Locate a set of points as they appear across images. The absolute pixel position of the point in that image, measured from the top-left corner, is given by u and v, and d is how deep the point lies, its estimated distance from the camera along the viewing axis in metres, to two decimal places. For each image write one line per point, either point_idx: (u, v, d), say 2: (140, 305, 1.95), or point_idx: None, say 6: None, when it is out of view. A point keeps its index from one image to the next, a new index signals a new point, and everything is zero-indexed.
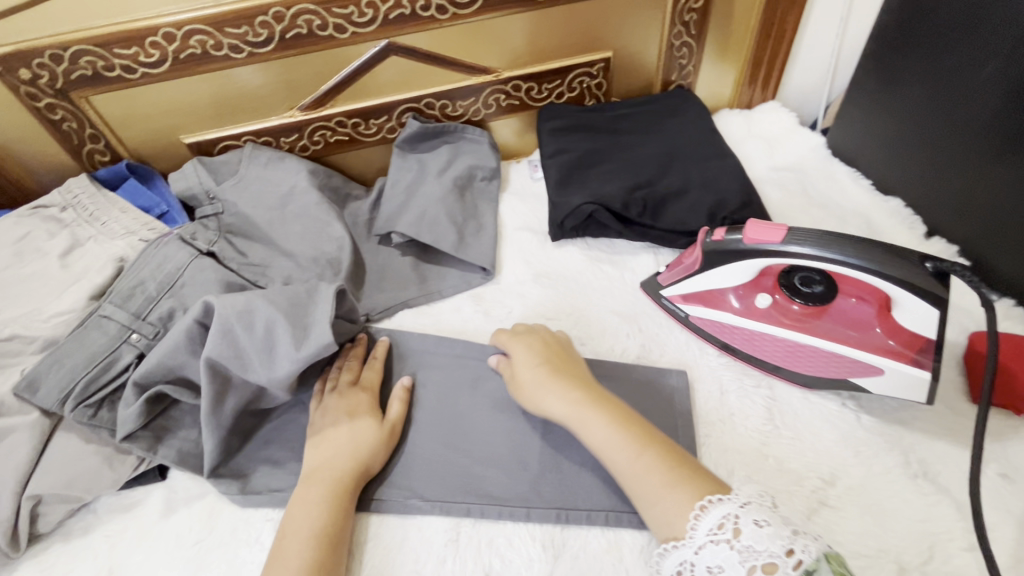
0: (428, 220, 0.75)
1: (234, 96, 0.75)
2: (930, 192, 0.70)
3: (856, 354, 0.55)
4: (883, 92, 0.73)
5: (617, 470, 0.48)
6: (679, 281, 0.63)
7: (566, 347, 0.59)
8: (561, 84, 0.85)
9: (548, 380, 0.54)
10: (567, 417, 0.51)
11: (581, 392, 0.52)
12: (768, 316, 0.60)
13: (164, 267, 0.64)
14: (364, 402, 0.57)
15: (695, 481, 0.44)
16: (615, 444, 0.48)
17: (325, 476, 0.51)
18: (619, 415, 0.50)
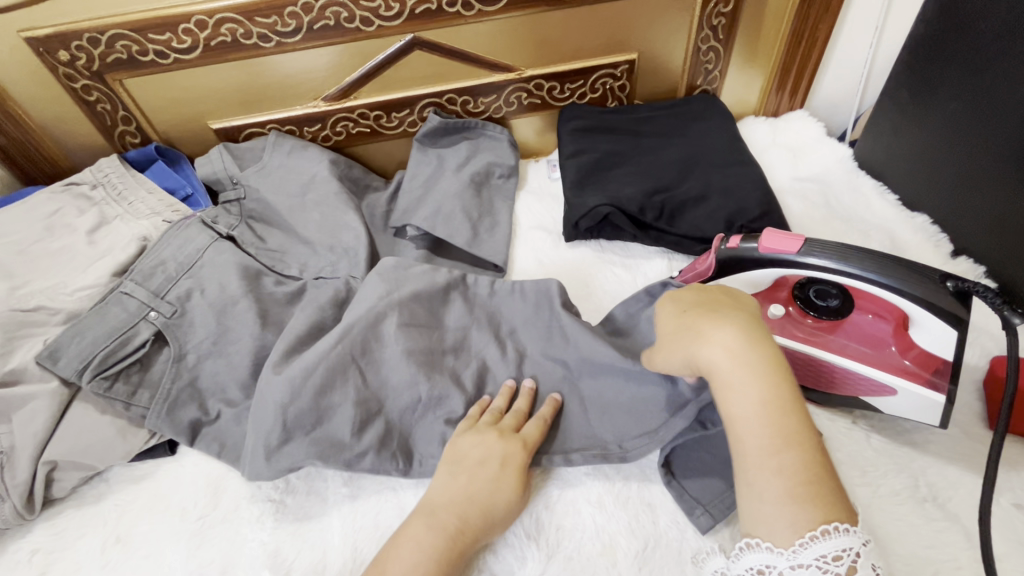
0: (443, 214, 0.76)
1: (262, 85, 0.77)
2: (960, 211, 0.68)
3: (870, 372, 0.53)
4: (916, 105, 0.71)
5: (746, 446, 0.42)
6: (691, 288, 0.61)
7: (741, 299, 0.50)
8: (584, 84, 0.85)
9: (717, 323, 0.46)
10: (722, 370, 0.44)
11: (751, 347, 0.44)
12: (782, 327, 0.58)
13: (185, 249, 0.66)
14: (515, 460, 0.51)
15: (826, 498, 0.39)
16: (761, 430, 0.42)
17: (446, 523, 0.47)
18: (785, 397, 0.42)
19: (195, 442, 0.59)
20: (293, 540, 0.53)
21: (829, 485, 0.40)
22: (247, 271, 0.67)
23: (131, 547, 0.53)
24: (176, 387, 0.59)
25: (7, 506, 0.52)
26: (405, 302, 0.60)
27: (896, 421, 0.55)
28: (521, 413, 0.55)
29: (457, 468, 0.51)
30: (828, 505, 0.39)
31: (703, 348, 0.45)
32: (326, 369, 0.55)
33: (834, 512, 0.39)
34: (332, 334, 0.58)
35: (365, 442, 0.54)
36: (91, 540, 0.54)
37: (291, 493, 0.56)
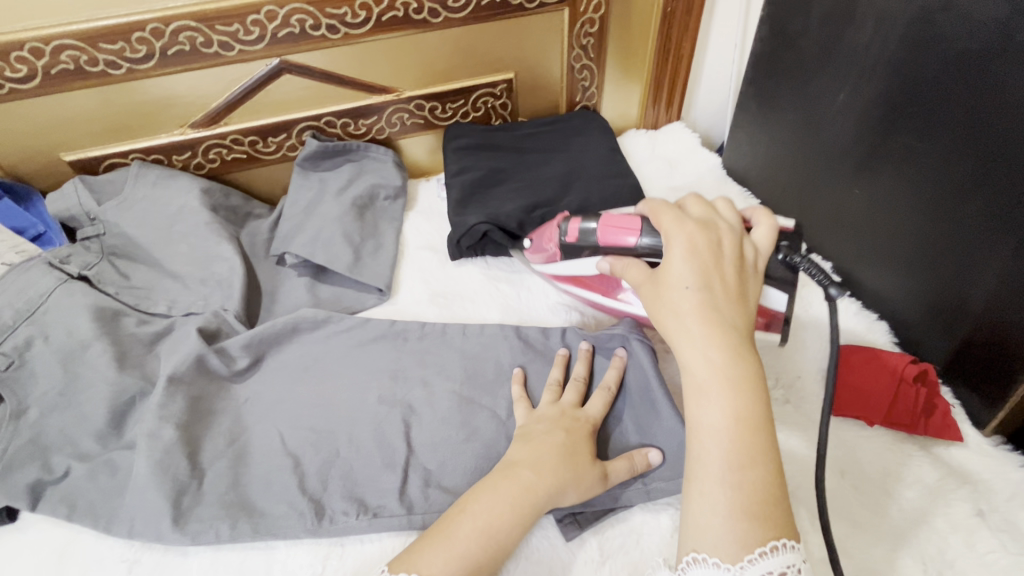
0: (323, 239, 0.74)
1: (120, 112, 0.73)
2: (806, 210, 0.74)
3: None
4: (761, 116, 0.77)
5: (710, 451, 0.41)
6: (553, 266, 0.67)
7: (749, 289, 0.48)
8: (465, 104, 0.86)
9: (700, 324, 0.44)
10: (704, 372, 0.43)
11: (739, 356, 0.43)
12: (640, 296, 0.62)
13: (25, 293, 0.60)
14: (580, 428, 0.53)
15: (774, 516, 0.39)
16: (730, 442, 0.41)
17: (522, 479, 0.47)
18: (758, 415, 0.41)
19: (37, 506, 0.53)
20: None
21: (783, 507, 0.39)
22: (102, 311, 0.62)
23: None
24: (14, 447, 0.54)
25: None
26: (328, 380, 0.63)
27: None
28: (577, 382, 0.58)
29: (527, 437, 0.52)
30: (770, 515, 0.39)
31: (695, 345, 0.44)
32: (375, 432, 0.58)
33: (779, 530, 0.38)
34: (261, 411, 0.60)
35: (278, 506, 0.53)
36: None
37: (149, 549, 0.52)
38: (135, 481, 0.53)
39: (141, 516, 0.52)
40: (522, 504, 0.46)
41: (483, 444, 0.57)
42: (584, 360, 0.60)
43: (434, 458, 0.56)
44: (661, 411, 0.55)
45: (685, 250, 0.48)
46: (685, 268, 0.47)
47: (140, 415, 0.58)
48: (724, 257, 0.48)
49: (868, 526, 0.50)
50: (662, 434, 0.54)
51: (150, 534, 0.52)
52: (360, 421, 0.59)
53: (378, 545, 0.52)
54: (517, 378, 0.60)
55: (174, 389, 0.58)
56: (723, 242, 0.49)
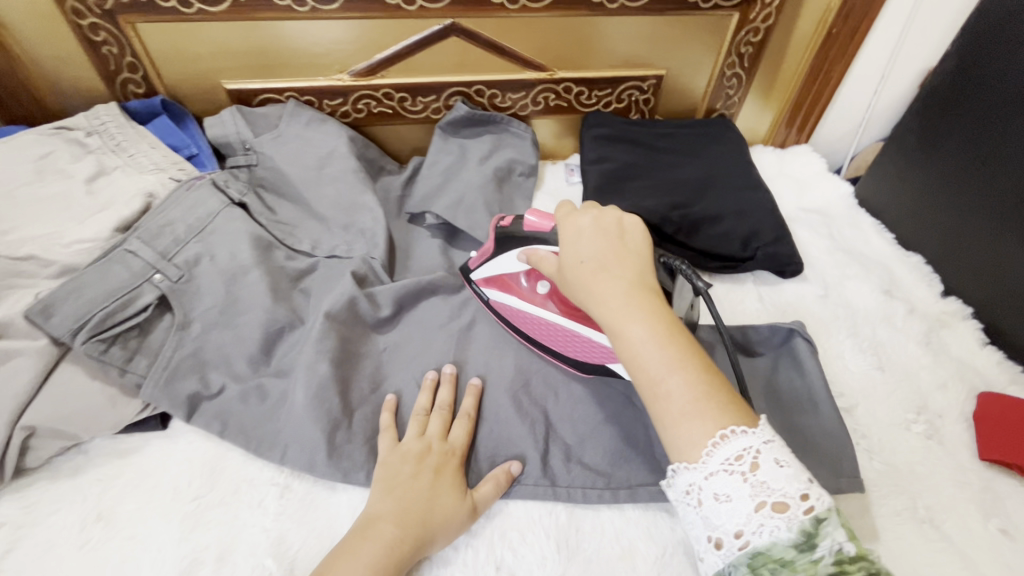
0: (465, 204, 0.74)
1: (287, 49, 0.73)
2: (953, 254, 0.73)
3: (601, 338, 0.57)
4: (922, 152, 0.76)
5: (637, 377, 0.41)
6: (482, 261, 0.64)
7: (636, 243, 0.48)
8: (611, 93, 0.86)
9: (591, 283, 0.45)
10: (608, 320, 0.43)
11: (636, 293, 0.44)
12: (549, 301, 0.61)
13: (196, 211, 0.62)
14: (447, 468, 0.51)
15: (716, 409, 0.39)
16: (647, 361, 0.41)
17: (385, 533, 0.45)
18: (668, 332, 0.42)
19: (192, 418, 0.55)
20: (296, 526, 0.50)
21: (720, 398, 0.39)
22: (259, 240, 0.63)
23: (115, 525, 0.49)
24: (177, 357, 0.55)
25: None
26: (468, 343, 0.63)
27: (894, 446, 0.58)
28: (444, 411, 0.55)
29: (389, 482, 0.49)
30: (716, 409, 0.38)
31: (596, 300, 0.44)
32: (515, 402, 0.57)
33: (725, 416, 0.38)
34: (403, 361, 0.61)
35: None
36: (70, 514, 0.49)
37: (298, 477, 0.53)
38: (293, 408, 0.54)
39: (294, 444, 0.53)
40: (402, 558, 0.45)
41: (621, 429, 0.57)
42: (471, 394, 0.57)
43: (573, 435, 0.56)
44: (821, 415, 0.56)
45: (571, 235, 0.49)
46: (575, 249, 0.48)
47: (290, 346, 0.59)
48: (603, 228, 0.49)
49: (1020, 573, 0.49)
50: (818, 435, 0.55)
51: (303, 463, 0.52)
52: (501, 388, 0.59)
53: (522, 510, 0.52)
54: (445, 381, 0.58)
55: (328, 326, 0.58)
56: (601, 215, 0.50)
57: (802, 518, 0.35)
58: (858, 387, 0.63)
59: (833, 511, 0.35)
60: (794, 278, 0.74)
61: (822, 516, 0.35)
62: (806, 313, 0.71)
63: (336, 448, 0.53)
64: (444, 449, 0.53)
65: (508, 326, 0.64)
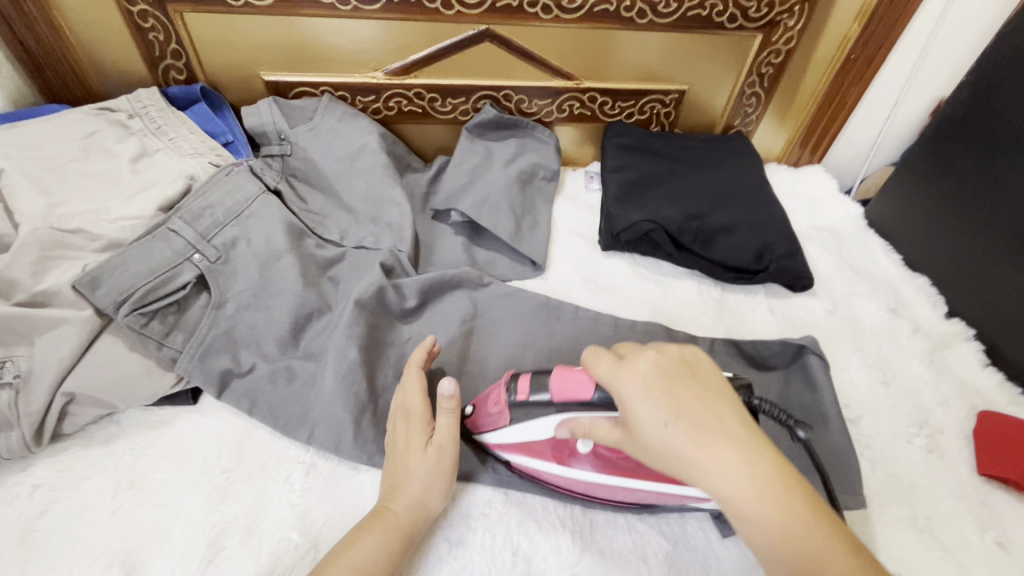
0: (490, 204, 0.77)
1: (326, 45, 0.76)
2: (958, 277, 0.75)
3: (679, 489, 0.48)
4: (932, 177, 0.78)
5: (783, 574, 0.36)
6: (494, 436, 0.53)
7: (711, 383, 0.41)
8: (634, 105, 0.89)
9: (699, 461, 0.37)
10: (733, 503, 0.37)
11: (756, 465, 0.37)
12: (593, 460, 0.50)
13: (234, 195, 0.64)
14: (417, 432, 0.51)
15: None
16: (788, 556, 0.35)
17: (378, 513, 0.47)
18: (804, 509, 0.36)
19: (223, 394, 0.56)
20: (321, 503, 0.52)
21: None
22: (292, 228, 0.65)
23: (146, 493, 0.51)
24: (211, 335, 0.57)
25: (15, 435, 0.49)
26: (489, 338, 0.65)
27: (896, 458, 0.60)
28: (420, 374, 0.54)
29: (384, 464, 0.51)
30: None
31: (713, 485, 0.37)
32: None
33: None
34: None
35: None
36: (103, 479, 0.51)
37: (323, 457, 0.55)
38: (321, 390, 0.56)
39: (321, 425, 0.55)
40: (394, 529, 0.46)
41: None
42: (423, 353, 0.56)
43: None
44: (830, 425, 0.58)
45: (641, 392, 0.40)
46: (647, 409, 0.39)
47: (319, 331, 0.61)
48: (675, 375, 0.40)
49: None
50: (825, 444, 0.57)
51: (329, 442, 0.54)
52: None
53: (538, 501, 0.54)
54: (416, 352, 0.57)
55: (358, 314, 0.60)
56: (665, 358, 0.41)
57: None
58: (864, 401, 0.65)
59: None
60: (804, 293, 0.77)
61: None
62: (815, 327, 0.73)
63: (359, 430, 0.55)
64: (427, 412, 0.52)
65: (549, 488, 0.54)
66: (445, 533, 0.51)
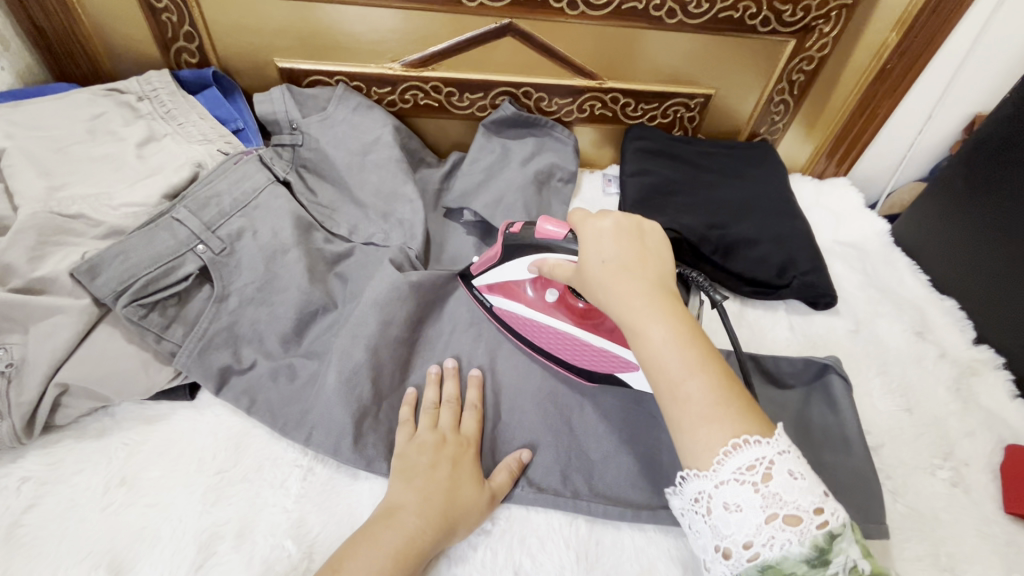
0: (504, 204, 0.74)
1: (343, 33, 0.73)
2: (990, 302, 0.72)
3: (614, 350, 0.56)
4: (967, 196, 0.75)
5: (655, 377, 0.40)
6: (485, 272, 0.60)
7: (656, 244, 0.47)
8: (657, 108, 0.86)
9: (614, 279, 0.43)
10: (631, 316, 0.42)
11: (662, 293, 0.42)
12: (559, 309, 0.59)
13: (242, 185, 0.62)
14: (466, 458, 0.51)
15: (736, 415, 0.38)
16: (669, 365, 0.39)
17: (406, 525, 0.45)
18: (691, 334, 0.40)
19: (221, 391, 0.54)
20: (317, 509, 0.50)
21: (740, 404, 0.38)
22: (300, 220, 0.63)
23: (137, 491, 0.49)
24: (212, 329, 0.55)
25: (4, 425, 0.47)
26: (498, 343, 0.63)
27: (918, 490, 0.58)
28: (452, 404, 0.55)
29: (407, 476, 0.49)
30: (743, 418, 0.38)
31: (620, 296, 0.42)
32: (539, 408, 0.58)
33: (742, 423, 0.37)
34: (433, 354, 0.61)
35: None
36: (93, 476, 0.49)
37: (322, 461, 0.53)
38: (322, 391, 0.54)
39: (320, 428, 0.53)
40: (422, 547, 0.44)
41: (646, 449, 0.56)
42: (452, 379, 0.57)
43: (597, 450, 0.56)
44: (851, 453, 0.56)
45: (593, 234, 0.47)
46: (596, 246, 0.45)
47: (322, 330, 0.59)
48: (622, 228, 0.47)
49: None
50: (844, 472, 0.55)
51: (328, 447, 0.52)
52: (527, 392, 0.59)
53: (543, 518, 0.52)
54: (448, 376, 0.58)
55: (363, 313, 0.58)
56: (622, 216, 0.48)
57: (815, 533, 0.35)
58: (886, 427, 0.62)
59: (847, 526, 0.36)
60: (826, 310, 0.74)
61: (837, 533, 0.35)
62: (836, 347, 0.70)
63: (360, 435, 0.53)
64: (464, 440, 0.53)
65: (509, 331, 0.62)
66: (445, 547, 0.49)
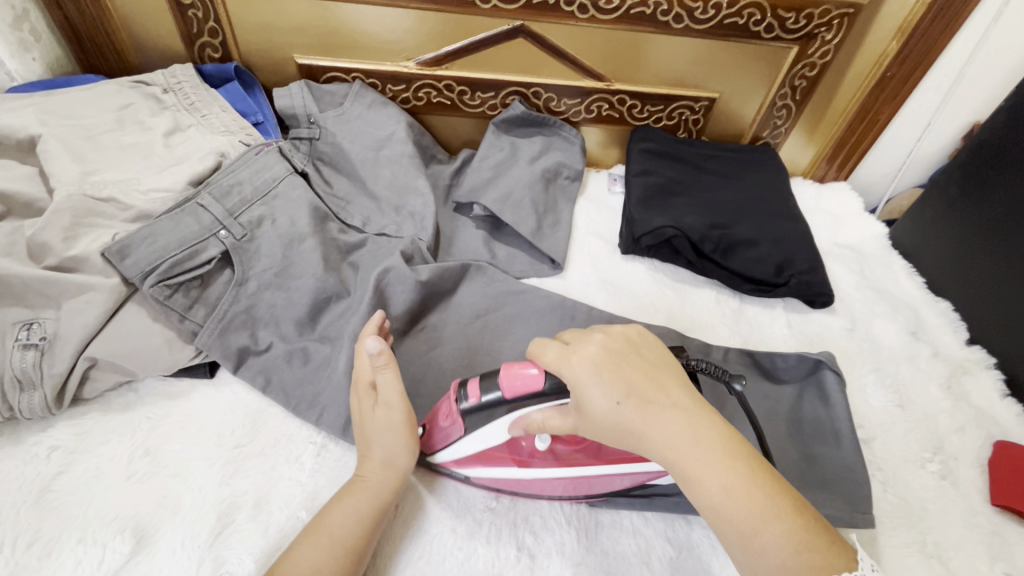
0: (512, 200, 0.77)
1: (361, 32, 0.76)
2: (983, 304, 0.74)
3: (633, 470, 0.51)
4: (963, 201, 0.77)
5: (723, 527, 0.39)
6: (448, 451, 0.52)
7: (660, 365, 0.45)
8: (662, 110, 0.88)
9: (648, 425, 0.41)
10: (680, 463, 0.40)
11: (701, 429, 0.41)
12: (553, 459, 0.51)
13: (262, 175, 0.65)
14: (384, 387, 0.50)
15: (820, 557, 0.37)
16: (733, 513, 0.38)
17: (359, 479, 0.48)
18: (745, 470, 0.39)
19: (239, 369, 0.57)
20: (329, 484, 0.52)
21: (818, 539, 0.37)
22: (316, 211, 0.66)
23: (160, 461, 0.52)
24: (232, 310, 0.58)
25: (37, 395, 0.50)
26: (504, 333, 0.66)
27: (907, 482, 0.60)
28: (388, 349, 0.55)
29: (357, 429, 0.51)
30: (822, 553, 0.37)
31: (658, 439, 0.40)
32: None
33: (827, 560, 0.36)
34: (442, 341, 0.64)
35: None
36: (118, 446, 0.52)
37: (334, 439, 0.55)
38: (336, 372, 0.57)
39: (332, 407, 0.55)
40: (371, 495, 0.47)
41: None
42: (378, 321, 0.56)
43: None
44: (842, 444, 0.58)
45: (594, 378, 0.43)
46: (601, 393, 0.42)
47: (336, 315, 0.61)
48: (624, 359, 0.44)
49: None
50: (836, 461, 0.57)
51: (340, 425, 0.55)
52: None
53: (544, 498, 0.54)
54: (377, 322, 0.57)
55: (378, 300, 0.61)
56: (615, 343, 0.45)
57: None
58: (878, 422, 0.65)
59: None
60: (823, 310, 0.76)
61: None
62: (832, 344, 0.72)
63: None
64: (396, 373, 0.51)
65: (506, 492, 0.54)
66: (451, 522, 0.51)
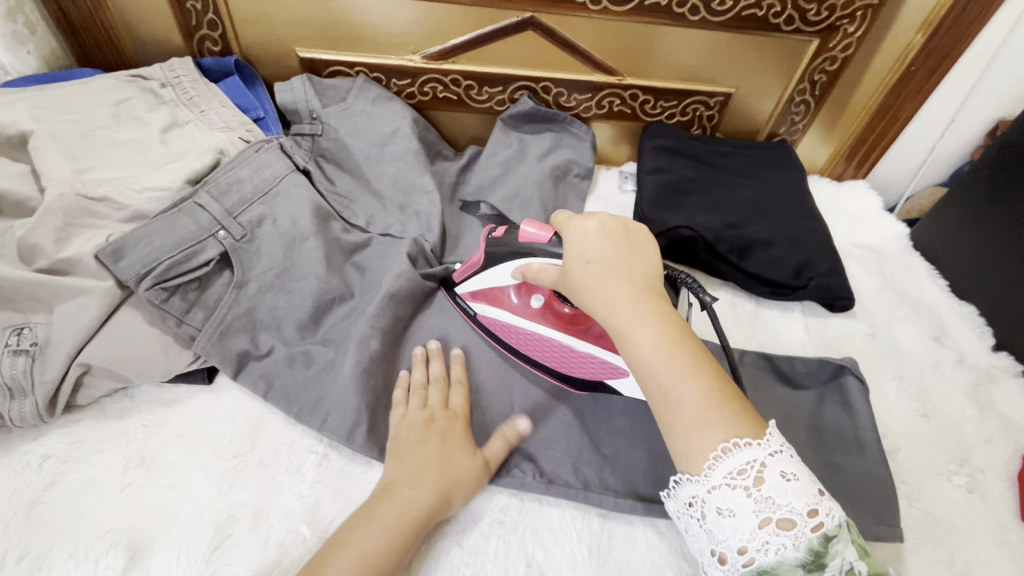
0: (521, 198, 0.74)
1: (365, 25, 0.74)
2: (1011, 309, 0.71)
3: (604, 357, 0.55)
4: (991, 201, 0.74)
5: (643, 381, 0.39)
6: (468, 277, 0.61)
7: (641, 245, 0.46)
8: (676, 106, 0.85)
9: (599, 279, 0.42)
10: (618, 319, 0.41)
11: (648, 293, 0.41)
12: (544, 316, 0.59)
13: (263, 172, 0.62)
14: (456, 429, 0.52)
15: (727, 418, 0.36)
16: (654, 363, 0.38)
17: (399, 495, 0.46)
18: (678, 333, 0.39)
19: (238, 376, 0.55)
20: (331, 496, 0.50)
21: (731, 405, 0.37)
22: (319, 210, 0.64)
23: (157, 471, 0.50)
24: (231, 314, 0.56)
25: (28, 403, 0.48)
26: None
27: (933, 496, 0.57)
28: (440, 382, 0.56)
29: (401, 452, 0.50)
30: (732, 419, 0.36)
31: (604, 294, 0.42)
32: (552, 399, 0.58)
33: (733, 424, 0.36)
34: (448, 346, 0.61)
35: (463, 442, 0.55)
36: (112, 456, 0.50)
37: (337, 449, 0.53)
38: (338, 378, 0.54)
39: (334, 415, 0.53)
40: (415, 517, 0.45)
41: (658, 444, 0.56)
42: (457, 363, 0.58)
43: (610, 446, 0.56)
44: (865, 455, 0.56)
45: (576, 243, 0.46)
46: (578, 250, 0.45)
47: (339, 319, 0.59)
48: (602, 228, 0.46)
49: None
50: (859, 474, 0.55)
51: (342, 434, 0.52)
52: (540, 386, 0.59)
53: (554, 512, 0.52)
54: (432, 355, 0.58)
55: (382, 303, 0.59)
56: (605, 218, 0.47)
57: (810, 538, 0.33)
58: (902, 432, 0.62)
59: (844, 529, 0.34)
60: (842, 313, 0.73)
61: (831, 535, 0.34)
62: (853, 350, 0.70)
63: (375, 423, 0.53)
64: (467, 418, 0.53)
65: (494, 339, 0.61)
66: (458, 537, 0.49)
